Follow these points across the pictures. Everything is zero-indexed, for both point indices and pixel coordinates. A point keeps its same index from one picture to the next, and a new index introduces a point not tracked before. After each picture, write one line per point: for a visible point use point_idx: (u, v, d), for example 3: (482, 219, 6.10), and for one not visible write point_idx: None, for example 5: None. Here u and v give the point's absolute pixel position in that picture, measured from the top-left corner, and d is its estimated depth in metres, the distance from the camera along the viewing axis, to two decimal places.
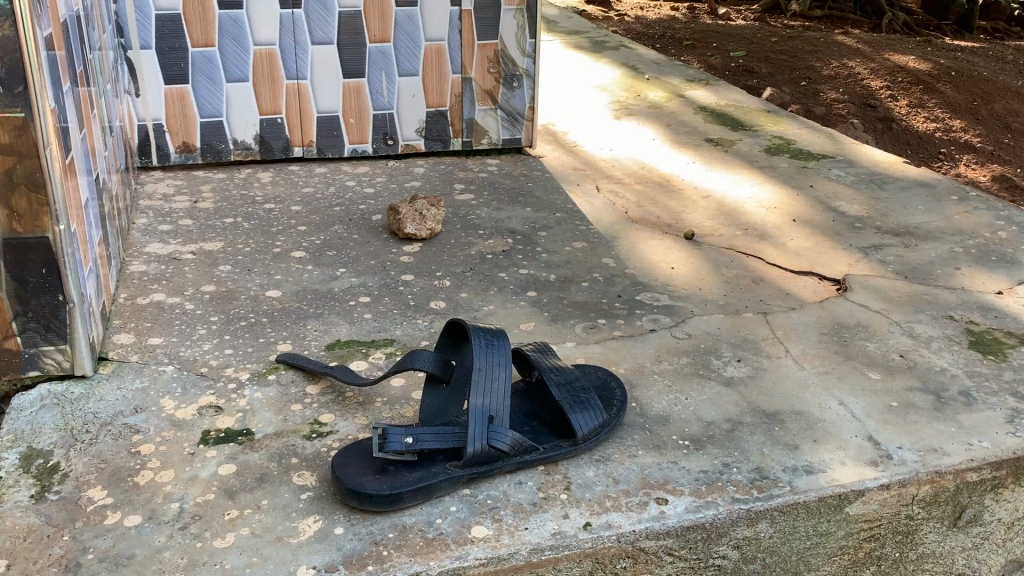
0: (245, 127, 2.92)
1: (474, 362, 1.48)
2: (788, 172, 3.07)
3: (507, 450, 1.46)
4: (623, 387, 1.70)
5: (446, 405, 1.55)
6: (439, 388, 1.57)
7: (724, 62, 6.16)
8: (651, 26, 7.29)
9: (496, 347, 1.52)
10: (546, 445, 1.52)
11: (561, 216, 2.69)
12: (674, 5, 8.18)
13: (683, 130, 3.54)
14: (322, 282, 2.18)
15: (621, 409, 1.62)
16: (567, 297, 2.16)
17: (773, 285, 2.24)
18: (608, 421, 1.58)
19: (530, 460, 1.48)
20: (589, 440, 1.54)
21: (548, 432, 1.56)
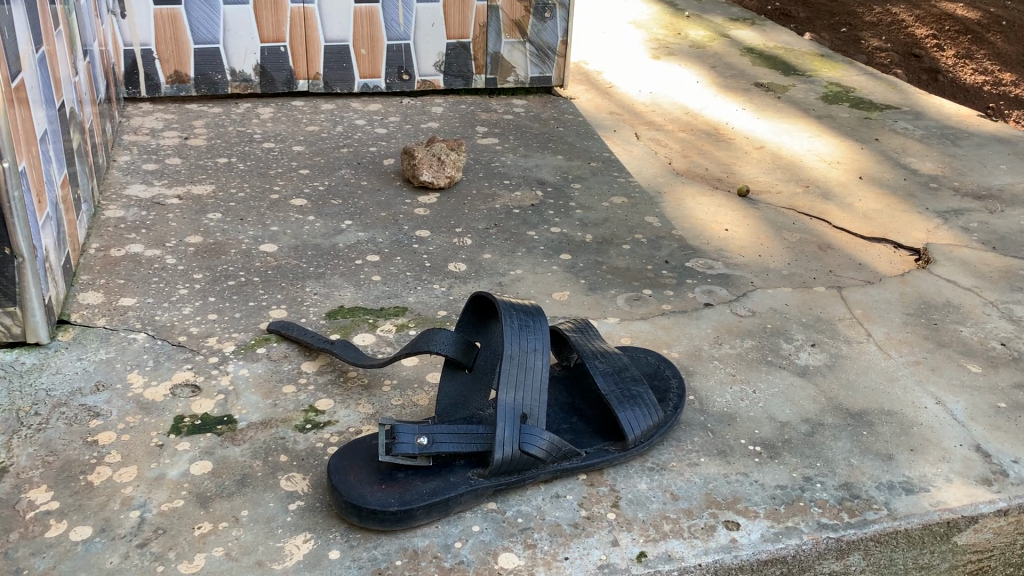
0: (244, 55, 2.61)
1: (506, 348, 1.21)
2: (849, 123, 2.75)
3: (544, 456, 1.19)
4: (680, 377, 1.42)
5: (468, 393, 1.28)
6: (459, 373, 1.30)
7: (760, 5, 5.77)
8: None
9: (531, 329, 1.24)
10: (589, 450, 1.25)
11: (597, 166, 2.39)
12: None
13: (730, 73, 3.21)
14: (325, 236, 1.90)
15: (678, 404, 1.34)
16: (607, 262, 1.88)
17: (843, 254, 1.96)
18: (663, 420, 1.31)
19: (570, 470, 1.21)
20: (641, 443, 1.26)
21: (591, 430, 1.29)
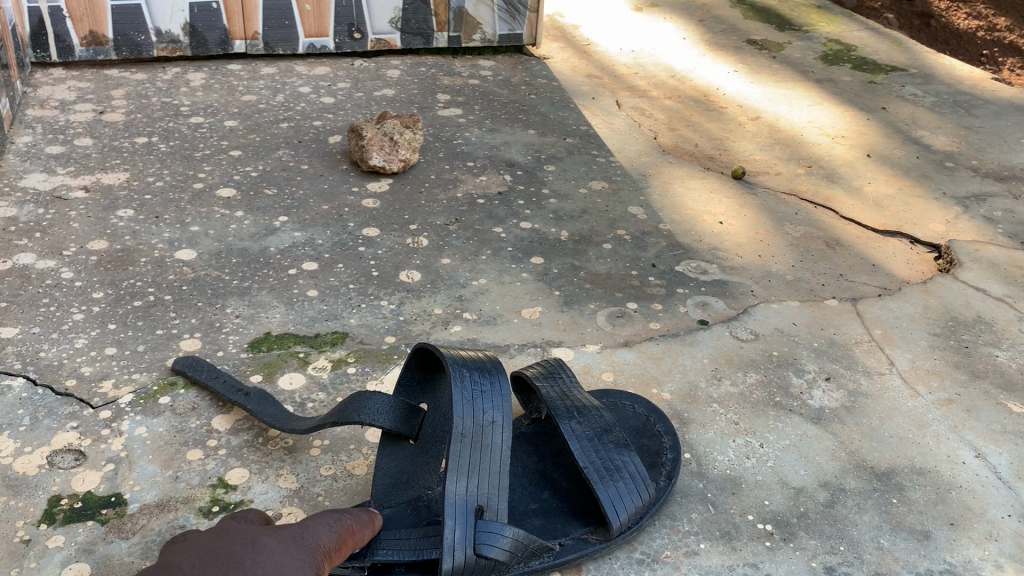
0: (171, 13, 2.29)
1: (451, 424, 0.96)
2: (852, 88, 2.48)
3: (508, 558, 0.94)
4: (674, 434, 1.18)
5: (413, 469, 1.05)
6: (401, 444, 1.07)
7: None
8: None
9: (487, 394, 1.00)
10: (564, 542, 1.01)
11: (573, 142, 2.12)
12: None
13: (719, 28, 2.93)
14: (253, 238, 1.63)
15: (672, 473, 1.11)
16: (585, 268, 1.62)
17: (854, 253, 1.72)
18: (654, 497, 1.07)
19: (542, 570, 0.97)
20: (628, 529, 1.03)
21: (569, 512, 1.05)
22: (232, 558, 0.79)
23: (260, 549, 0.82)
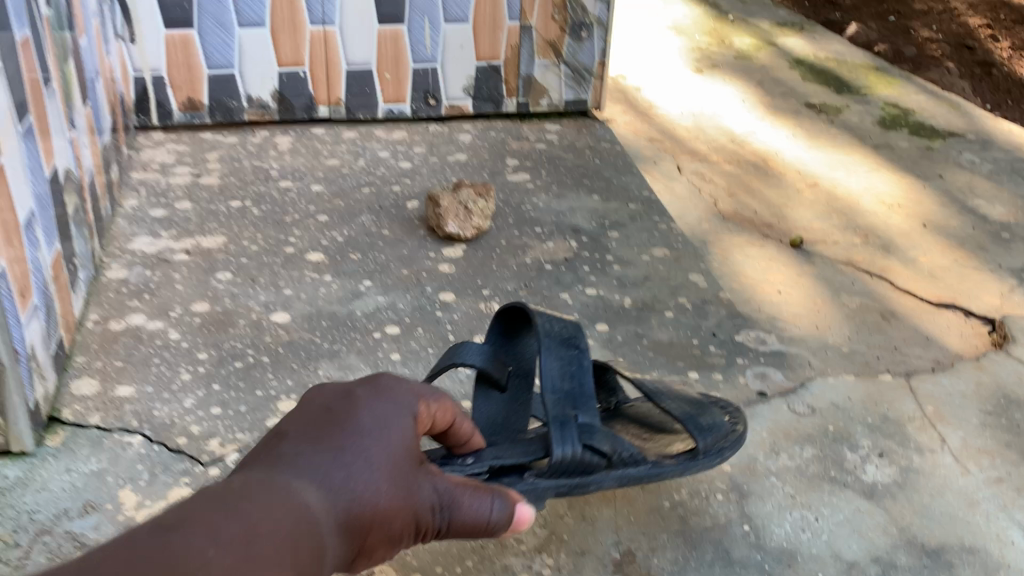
0: (261, 82, 2.45)
1: (541, 366, 1.14)
2: (909, 154, 2.54)
3: (609, 456, 1.10)
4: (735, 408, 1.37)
5: (506, 418, 1.24)
6: (494, 393, 1.27)
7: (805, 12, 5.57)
8: None
9: (569, 332, 1.20)
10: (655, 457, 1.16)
11: (637, 208, 2.23)
12: None
13: (778, 91, 3.02)
14: (340, 302, 1.76)
15: (739, 420, 1.28)
16: (649, 336, 1.72)
17: (908, 325, 1.79)
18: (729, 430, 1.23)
19: (638, 476, 1.12)
20: (711, 453, 1.18)
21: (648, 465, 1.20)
22: (341, 410, 0.86)
23: (377, 399, 0.89)
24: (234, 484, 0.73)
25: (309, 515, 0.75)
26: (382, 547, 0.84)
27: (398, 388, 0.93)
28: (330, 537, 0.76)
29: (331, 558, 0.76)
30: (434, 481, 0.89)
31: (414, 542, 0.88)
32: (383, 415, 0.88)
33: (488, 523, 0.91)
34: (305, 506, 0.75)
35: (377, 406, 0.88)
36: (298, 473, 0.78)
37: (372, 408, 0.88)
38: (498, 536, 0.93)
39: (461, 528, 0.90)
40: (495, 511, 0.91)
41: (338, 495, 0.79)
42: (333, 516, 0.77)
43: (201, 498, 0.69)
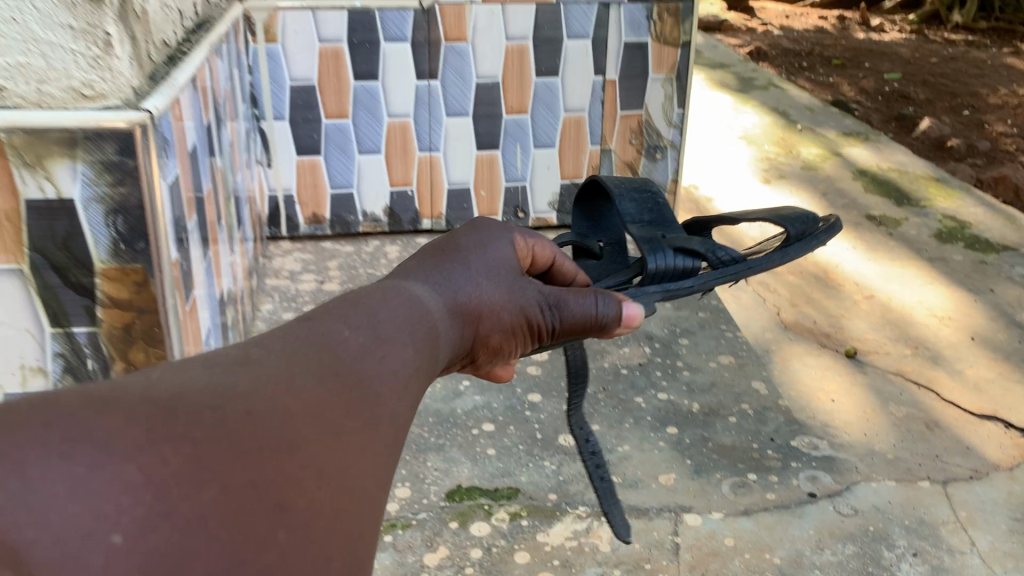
0: (375, 199, 2.81)
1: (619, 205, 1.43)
2: (963, 268, 2.74)
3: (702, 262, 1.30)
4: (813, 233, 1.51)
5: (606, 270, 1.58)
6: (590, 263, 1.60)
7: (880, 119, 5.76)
8: (795, 65, 6.96)
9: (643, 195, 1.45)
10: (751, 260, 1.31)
11: (705, 316, 2.48)
12: (817, 39, 7.75)
13: (841, 202, 3.25)
14: (444, 400, 2.06)
15: (829, 224, 1.41)
16: (712, 439, 1.95)
17: (951, 434, 1.98)
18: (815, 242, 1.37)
19: (734, 273, 1.28)
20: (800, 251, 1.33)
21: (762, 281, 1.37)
22: (455, 244, 1.15)
23: (486, 247, 1.16)
24: (380, 285, 0.95)
25: (425, 299, 0.98)
26: (508, 341, 1.12)
27: (499, 231, 1.21)
28: (458, 323, 1.03)
29: (461, 337, 1.04)
30: (543, 293, 1.15)
31: (536, 338, 1.15)
32: (481, 245, 1.16)
33: (594, 318, 1.15)
34: (438, 301, 1.01)
35: (473, 238, 1.18)
36: (416, 279, 1.04)
37: (473, 244, 1.16)
38: (611, 333, 1.17)
39: (570, 324, 1.15)
40: (600, 304, 1.15)
41: (461, 298, 1.06)
42: (458, 310, 1.04)
43: (347, 296, 0.88)
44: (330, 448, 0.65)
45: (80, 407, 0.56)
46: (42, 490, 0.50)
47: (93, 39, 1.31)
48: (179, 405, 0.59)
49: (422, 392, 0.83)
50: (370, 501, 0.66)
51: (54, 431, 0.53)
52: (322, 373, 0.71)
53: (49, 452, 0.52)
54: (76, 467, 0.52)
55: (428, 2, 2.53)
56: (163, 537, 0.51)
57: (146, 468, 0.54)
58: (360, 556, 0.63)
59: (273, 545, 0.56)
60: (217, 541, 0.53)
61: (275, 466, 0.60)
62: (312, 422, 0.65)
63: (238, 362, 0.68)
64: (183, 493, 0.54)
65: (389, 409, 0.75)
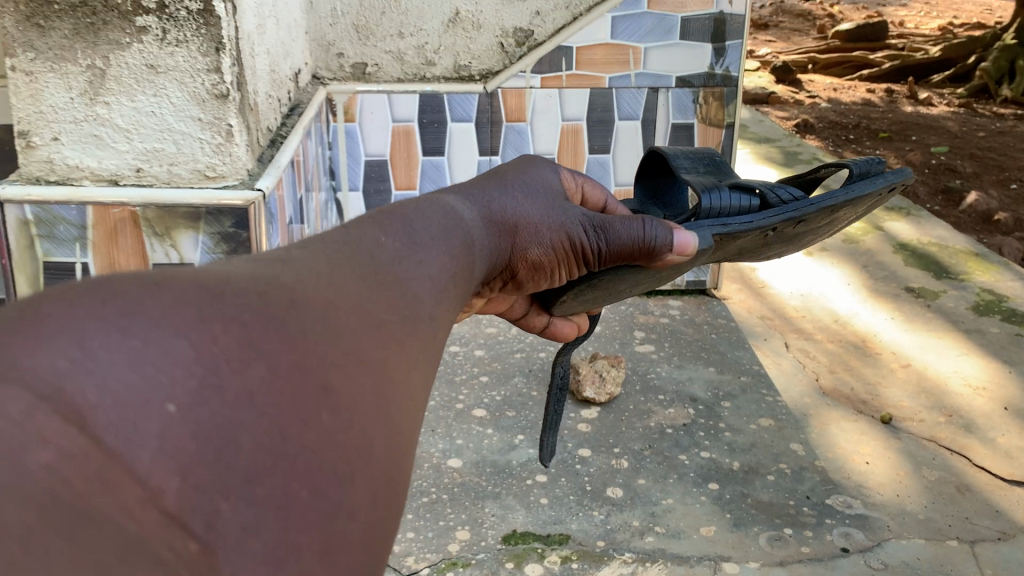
0: None
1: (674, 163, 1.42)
2: (999, 340, 2.85)
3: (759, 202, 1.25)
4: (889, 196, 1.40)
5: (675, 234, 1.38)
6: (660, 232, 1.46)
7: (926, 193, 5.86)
8: (842, 137, 7.12)
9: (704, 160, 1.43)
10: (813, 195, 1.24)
11: (746, 380, 2.62)
12: (864, 112, 7.92)
13: (880, 274, 3.39)
14: (500, 452, 2.22)
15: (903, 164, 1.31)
16: (752, 495, 2.09)
17: (981, 498, 2.09)
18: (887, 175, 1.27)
19: (792, 207, 1.21)
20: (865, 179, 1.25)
21: (831, 219, 1.28)
22: (502, 169, 1.23)
23: (531, 171, 1.25)
24: (423, 197, 0.96)
25: (467, 216, 1.00)
26: (549, 259, 1.18)
27: (543, 164, 1.29)
28: (494, 235, 1.07)
29: (500, 249, 1.09)
30: (590, 219, 1.20)
31: (581, 259, 1.21)
32: (527, 171, 1.24)
33: (645, 243, 1.17)
34: (479, 217, 1.05)
35: (518, 164, 1.26)
36: (462, 194, 1.07)
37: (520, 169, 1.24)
38: (665, 260, 1.17)
39: (619, 250, 1.18)
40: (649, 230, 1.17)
41: (503, 218, 1.11)
42: (497, 226, 1.09)
43: (387, 206, 0.88)
44: (372, 340, 0.64)
45: (127, 282, 0.53)
46: (101, 358, 0.48)
47: (217, 131, 1.58)
48: (222, 287, 0.57)
49: (458, 297, 0.84)
50: (414, 399, 0.66)
51: (108, 304, 0.50)
52: (361, 274, 0.70)
53: (104, 323, 0.49)
54: (131, 340, 0.49)
55: (491, 87, 2.76)
56: (212, 410, 0.50)
57: (197, 343, 0.51)
58: (405, 447, 0.62)
59: (325, 433, 0.55)
60: (266, 420, 0.52)
61: (323, 352, 0.59)
62: (354, 317, 0.64)
63: (272, 259, 0.67)
64: (234, 371, 0.52)
65: (426, 311, 0.74)
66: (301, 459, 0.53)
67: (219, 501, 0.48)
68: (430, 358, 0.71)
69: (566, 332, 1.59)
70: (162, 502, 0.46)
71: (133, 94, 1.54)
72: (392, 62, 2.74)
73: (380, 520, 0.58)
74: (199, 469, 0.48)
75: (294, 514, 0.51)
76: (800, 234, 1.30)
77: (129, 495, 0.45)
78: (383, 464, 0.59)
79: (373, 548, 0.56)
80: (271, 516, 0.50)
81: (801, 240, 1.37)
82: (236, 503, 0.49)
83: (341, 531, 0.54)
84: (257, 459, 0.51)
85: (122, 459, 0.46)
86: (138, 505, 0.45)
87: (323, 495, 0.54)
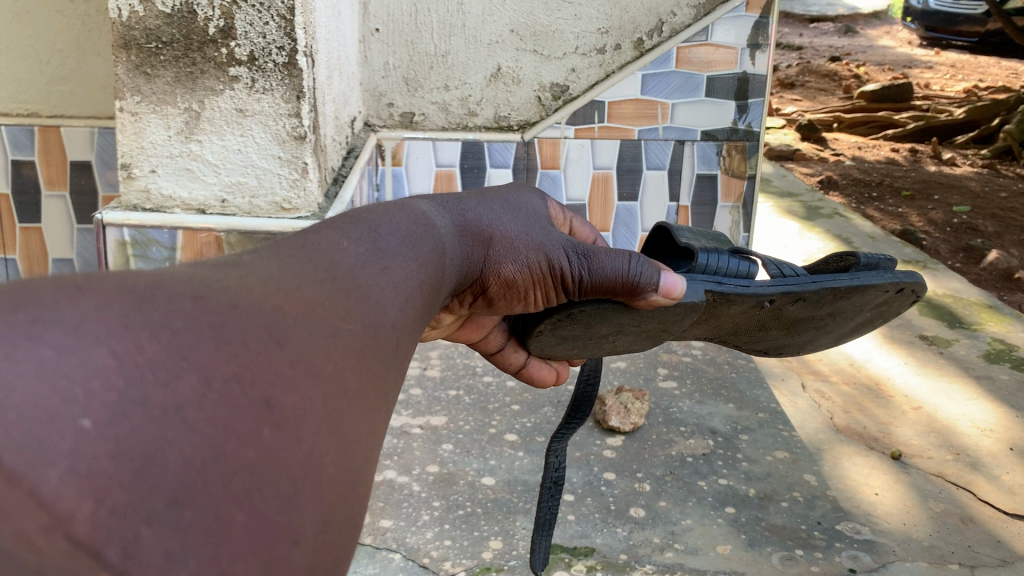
0: None
1: (678, 234, 1.59)
2: (1008, 387, 2.98)
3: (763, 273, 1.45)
4: (900, 304, 1.54)
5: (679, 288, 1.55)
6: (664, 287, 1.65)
7: (948, 249, 6.00)
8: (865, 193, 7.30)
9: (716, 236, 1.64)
10: (818, 280, 1.39)
11: (764, 416, 2.77)
12: (887, 170, 8.09)
13: (896, 323, 3.53)
14: (531, 472, 2.38)
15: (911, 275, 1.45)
16: (766, 519, 2.23)
17: (984, 529, 2.22)
18: (890, 277, 1.42)
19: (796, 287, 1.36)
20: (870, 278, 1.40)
21: (829, 307, 1.44)
22: (493, 189, 1.39)
23: (522, 196, 1.41)
24: (401, 202, 1.09)
25: (438, 232, 1.11)
26: (525, 278, 1.33)
27: (535, 194, 1.45)
28: (467, 242, 1.23)
29: (471, 258, 1.23)
30: (572, 247, 1.34)
31: (559, 284, 1.35)
32: (516, 194, 1.40)
33: (627, 278, 1.32)
34: (452, 225, 1.20)
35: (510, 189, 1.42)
36: (439, 205, 1.21)
37: (511, 192, 1.40)
38: (649, 300, 1.32)
39: (595, 277, 1.33)
40: (634, 266, 1.32)
41: (479, 227, 1.27)
42: (471, 235, 1.25)
43: (355, 211, 0.98)
44: (322, 352, 0.67)
45: (51, 288, 0.54)
46: (11, 370, 0.48)
47: (294, 167, 2.13)
48: (159, 292, 0.59)
49: (423, 304, 0.91)
50: (366, 408, 0.70)
51: (20, 314, 0.51)
52: (322, 277, 0.76)
53: (13, 333, 0.50)
54: (43, 351, 0.50)
55: (529, 136, 2.97)
56: (133, 425, 0.51)
57: (120, 353, 0.53)
58: (355, 464, 0.66)
59: (263, 446, 0.58)
60: (196, 438, 0.54)
61: (267, 361, 0.61)
62: (306, 321, 0.68)
63: (227, 265, 0.71)
64: (160, 382, 0.54)
65: (385, 318, 0.79)
66: (236, 479, 0.56)
67: (140, 527, 0.50)
68: (387, 369, 0.76)
69: (543, 377, 1.76)
70: (71, 529, 0.48)
71: (223, 133, 2.10)
72: (438, 111, 2.96)
73: (324, 543, 0.61)
74: (117, 492, 0.50)
75: (224, 538, 0.54)
76: (796, 316, 1.46)
77: (33, 521, 0.47)
78: (331, 482, 0.63)
79: (317, 565, 0.60)
80: (197, 542, 0.53)
81: (801, 328, 1.52)
82: (160, 529, 0.51)
83: (283, 555, 0.57)
84: (183, 481, 0.53)
85: (25, 483, 0.46)
86: (41, 533, 0.47)
87: (257, 512, 0.56)
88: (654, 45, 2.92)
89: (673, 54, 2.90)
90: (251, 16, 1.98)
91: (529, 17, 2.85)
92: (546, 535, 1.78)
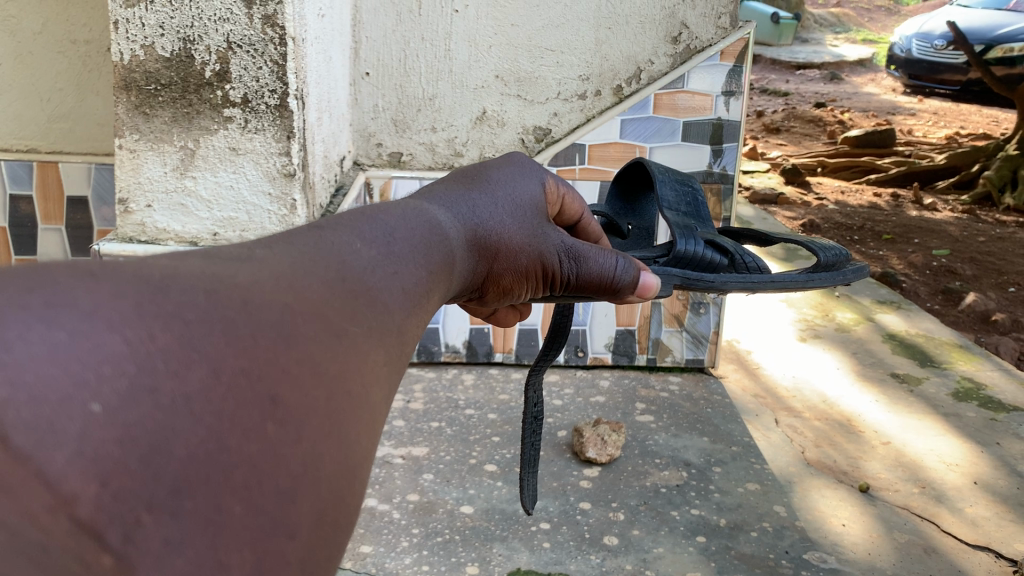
0: (457, 332, 3.26)
1: (661, 190, 1.77)
2: (974, 424, 3.07)
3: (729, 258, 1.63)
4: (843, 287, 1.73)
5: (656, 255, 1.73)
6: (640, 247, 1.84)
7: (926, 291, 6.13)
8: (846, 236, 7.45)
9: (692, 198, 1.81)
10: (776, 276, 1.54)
11: (737, 449, 2.84)
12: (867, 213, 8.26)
13: (869, 361, 3.63)
14: (508, 501, 2.45)
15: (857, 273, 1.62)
16: (735, 548, 2.30)
17: (946, 558, 2.29)
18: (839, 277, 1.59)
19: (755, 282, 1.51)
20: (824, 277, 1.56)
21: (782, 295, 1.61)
22: (495, 181, 1.43)
23: (522, 186, 1.46)
24: (415, 216, 1.13)
25: (444, 238, 1.16)
26: (520, 282, 1.42)
27: (532, 180, 1.50)
28: (474, 255, 1.29)
29: (478, 269, 1.31)
30: (565, 250, 1.44)
31: (547, 284, 1.45)
32: (517, 185, 1.45)
33: (611, 284, 1.43)
34: (462, 238, 1.25)
35: (511, 177, 1.46)
36: (443, 208, 1.25)
37: (513, 186, 1.44)
38: (627, 299, 1.46)
39: (584, 282, 1.43)
40: (619, 268, 1.44)
41: (487, 241, 1.32)
42: (479, 250, 1.31)
43: (366, 212, 1.05)
44: (330, 352, 0.71)
45: (66, 273, 0.57)
46: (24, 348, 0.50)
47: (284, 203, 2.23)
48: (172, 283, 0.63)
49: (422, 307, 0.96)
50: (368, 411, 0.73)
51: (35, 294, 0.54)
52: (331, 281, 0.81)
53: (29, 315, 0.52)
54: (57, 334, 0.52)
55: None
56: (140, 414, 0.54)
57: (133, 341, 0.55)
58: (353, 459, 0.69)
59: (266, 439, 0.61)
60: (202, 429, 0.56)
61: (274, 358, 0.65)
62: (315, 321, 0.72)
63: (239, 259, 0.75)
64: (171, 372, 0.56)
65: (389, 320, 0.86)
66: (239, 472, 0.58)
67: (140, 513, 0.52)
68: (390, 364, 0.81)
69: (506, 318, 1.84)
70: (74, 510, 0.48)
71: (217, 170, 2.20)
72: (425, 152, 3.09)
73: (319, 539, 0.63)
74: (122, 477, 0.52)
75: (224, 530, 0.56)
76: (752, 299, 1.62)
77: (37, 501, 0.47)
78: (329, 480, 0.65)
79: (311, 560, 0.62)
80: (197, 531, 0.55)
81: None
82: (160, 517, 0.53)
83: (279, 550, 0.59)
84: (186, 470, 0.55)
85: (32, 463, 0.47)
86: (46, 512, 0.48)
87: (257, 507, 0.59)
88: (632, 91, 3.05)
89: (652, 100, 3.02)
90: (245, 62, 2.09)
91: (512, 63, 2.99)
92: (533, 469, 1.93)
